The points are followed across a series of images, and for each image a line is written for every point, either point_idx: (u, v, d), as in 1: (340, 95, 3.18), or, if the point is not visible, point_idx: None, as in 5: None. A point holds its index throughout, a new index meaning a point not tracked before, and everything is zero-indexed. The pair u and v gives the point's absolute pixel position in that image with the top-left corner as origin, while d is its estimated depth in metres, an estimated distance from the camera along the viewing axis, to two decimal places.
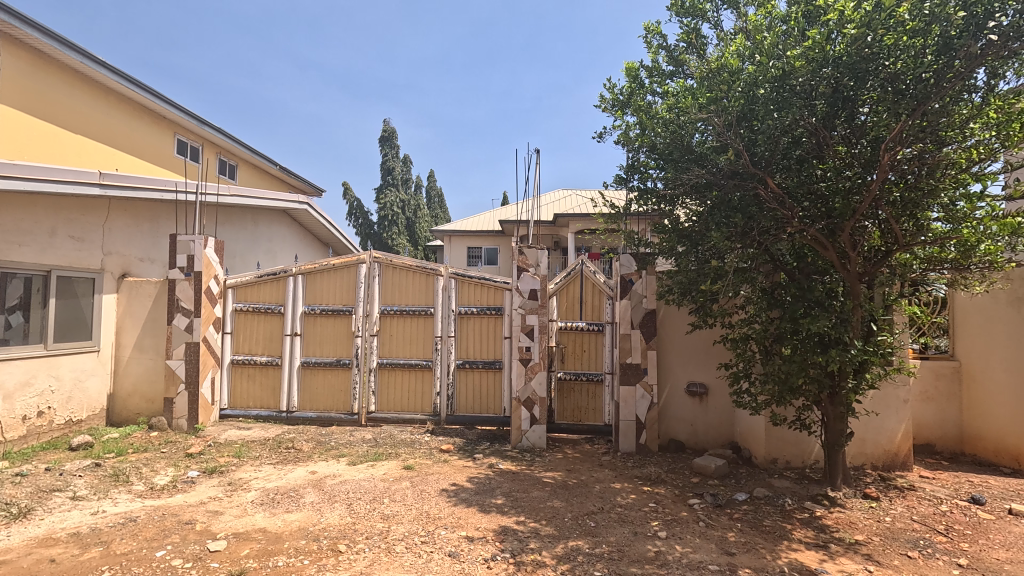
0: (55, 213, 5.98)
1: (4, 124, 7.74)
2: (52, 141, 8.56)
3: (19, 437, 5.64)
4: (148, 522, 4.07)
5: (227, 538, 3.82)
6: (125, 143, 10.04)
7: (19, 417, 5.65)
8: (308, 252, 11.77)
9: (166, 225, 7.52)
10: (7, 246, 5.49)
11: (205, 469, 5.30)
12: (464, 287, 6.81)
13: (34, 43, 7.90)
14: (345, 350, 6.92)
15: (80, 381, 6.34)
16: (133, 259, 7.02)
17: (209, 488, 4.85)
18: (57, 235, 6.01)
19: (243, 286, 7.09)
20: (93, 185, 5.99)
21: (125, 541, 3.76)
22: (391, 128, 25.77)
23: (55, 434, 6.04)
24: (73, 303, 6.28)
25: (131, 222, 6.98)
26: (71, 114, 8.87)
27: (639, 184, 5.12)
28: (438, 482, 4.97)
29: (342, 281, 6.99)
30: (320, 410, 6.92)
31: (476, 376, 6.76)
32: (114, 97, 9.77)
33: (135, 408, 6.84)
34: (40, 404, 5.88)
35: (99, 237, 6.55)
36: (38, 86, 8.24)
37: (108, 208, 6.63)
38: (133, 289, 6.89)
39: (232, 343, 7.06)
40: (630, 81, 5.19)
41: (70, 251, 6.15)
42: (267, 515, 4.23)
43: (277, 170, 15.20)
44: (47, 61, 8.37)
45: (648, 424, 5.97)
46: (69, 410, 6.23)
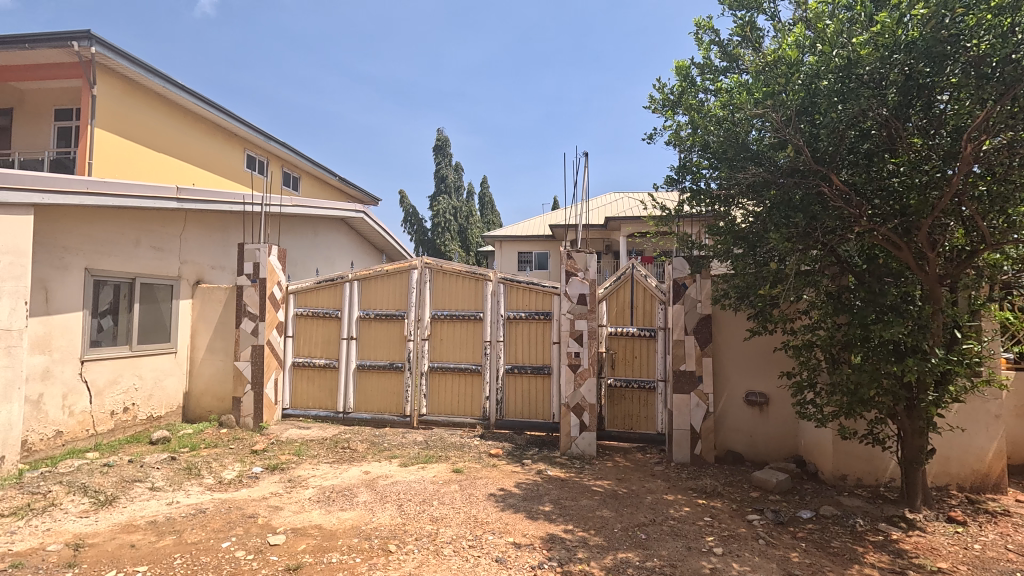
0: (139, 225, 6.51)
1: (102, 146, 8.66)
2: (140, 160, 9.42)
3: (108, 430, 6.18)
4: (216, 515, 4.33)
5: (286, 533, 4.00)
6: (202, 160, 10.87)
7: (108, 412, 6.18)
8: (364, 259, 12.24)
9: (234, 235, 8.03)
10: (98, 256, 6.01)
11: (268, 466, 5.58)
12: (512, 291, 6.83)
13: (125, 72, 8.78)
14: (397, 354, 7.11)
15: (159, 380, 6.87)
16: (206, 267, 7.55)
17: (271, 484, 5.10)
18: (141, 246, 6.55)
19: (303, 292, 7.45)
20: (172, 200, 6.49)
21: (195, 531, 4.02)
22: (445, 137, 26.34)
23: (138, 429, 6.57)
24: (155, 307, 6.82)
25: (204, 233, 7.51)
26: (157, 135, 9.73)
27: (692, 185, 4.93)
28: (486, 486, 4.98)
29: (394, 287, 7.20)
30: (374, 412, 7.13)
31: (525, 381, 6.75)
32: (192, 118, 10.59)
33: (206, 406, 7.32)
34: (126, 401, 6.41)
35: (177, 247, 7.08)
36: (127, 110, 9.07)
37: (185, 220, 7.15)
38: (206, 294, 7.38)
39: (294, 345, 7.42)
40: (680, 79, 5.04)
41: (151, 260, 6.68)
42: (323, 512, 4.39)
43: (337, 180, 15.95)
44: (136, 88, 9.25)
45: (703, 434, 5.73)
46: (151, 406, 6.76)
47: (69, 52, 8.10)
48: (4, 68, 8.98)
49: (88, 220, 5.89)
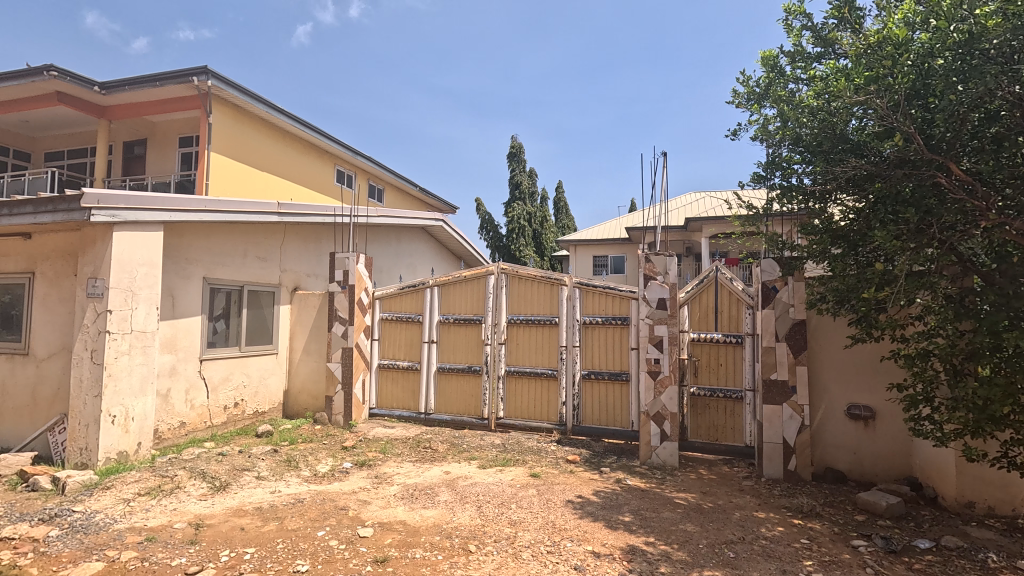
0: (247, 238, 7.20)
1: (217, 167, 9.71)
2: (248, 179, 10.44)
3: (222, 422, 6.87)
4: (312, 505, 4.66)
5: (374, 526, 4.22)
6: (299, 177, 11.85)
7: (222, 406, 6.87)
8: (443, 266, 12.68)
9: (326, 245, 8.65)
10: (214, 266, 6.72)
11: (357, 462, 5.93)
12: (588, 296, 6.75)
13: (235, 101, 9.81)
14: (475, 357, 7.28)
15: (264, 378, 7.54)
16: (302, 275, 8.19)
17: (360, 479, 5.42)
18: (249, 256, 7.24)
19: (388, 297, 7.85)
20: (273, 214, 7.12)
21: (295, 519, 4.35)
22: (519, 144, 26.66)
23: (246, 422, 7.24)
24: (259, 312, 7.50)
25: (301, 244, 8.16)
26: (261, 156, 10.75)
27: (782, 182, 4.62)
28: (563, 493, 4.94)
29: (472, 292, 7.39)
30: (454, 413, 7.35)
31: (603, 387, 6.64)
32: (291, 139, 11.58)
33: (303, 403, 7.92)
34: (236, 397, 7.09)
35: (278, 257, 7.74)
36: (237, 135, 10.12)
37: (285, 232, 7.81)
38: (302, 300, 8.00)
39: (379, 348, 7.84)
40: (767, 70, 4.77)
41: (257, 270, 7.36)
42: (407, 509, 4.59)
43: (417, 190, 16.70)
44: (244, 114, 10.30)
45: (798, 449, 5.31)
46: (257, 402, 7.43)
47: (190, 86, 9.23)
48: (140, 104, 10.40)
49: (207, 235, 6.61)
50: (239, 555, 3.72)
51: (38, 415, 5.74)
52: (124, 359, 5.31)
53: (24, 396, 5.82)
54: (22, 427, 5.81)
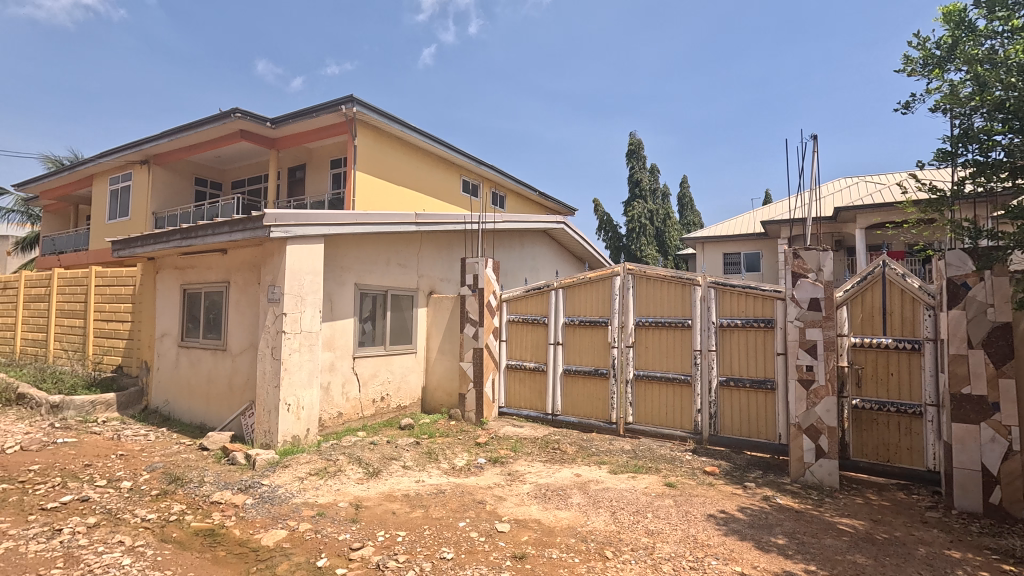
0: (390, 247, 7.88)
1: (362, 185, 10.82)
2: (388, 194, 11.47)
3: (371, 414, 7.60)
4: (453, 496, 4.95)
5: (511, 522, 4.35)
6: (431, 189, 12.73)
7: (371, 400, 7.60)
8: (566, 268, 12.74)
9: (456, 251, 9.17)
10: (363, 273, 7.45)
11: (491, 458, 6.17)
12: (725, 297, 6.29)
13: (376, 124, 10.88)
14: (602, 360, 7.17)
15: (405, 375, 8.20)
16: (437, 280, 8.77)
17: (494, 475, 5.62)
18: (391, 264, 7.92)
19: (515, 299, 8.07)
20: (411, 224, 7.71)
21: (438, 508, 4.65)
22: (639, 141, 25.83)
23: (391, 415, 7.93)
24: (401, 314, 8.15)
25: (435, 251, 8.74)
26: (398, 172, 11.75)
27: (977, 157, 3.90)
28: (704, 506, 4.64)
29: (598, 294, 7.30)
30: (581, 416, 7.31)
31: (743, 395, 6.12)
32: (423, 154, 12.50)
33: (439, 400, 8.46)
34: (383, 391, 7.80)
35: (416, 263, 8.37)
36: (378, 155, 11.19)
37: (421, 240, 8.43)
38: (437, 303, 8.56)
39: (507, 349, 8.08)
40: (950, 28, 4.03)
41: (398, 276, 8.02)
42: (541, 508, 4.65)
43: (538, 195, 17.00)
44: (384, 135, 11.37)
45: (1005, 480, 4.38)
46: (399, 397, 8.10)
47: (339, 114, 10.48)
48: (300, 134, 12.01)
49: (358, 245, 7.35)
50: (393, 537, 4.06)
51: (233, 401, 6.86)
52: (295, 355, 6.12)
53: (224, 385, 6.99)
54: (222, 411, 6.99)
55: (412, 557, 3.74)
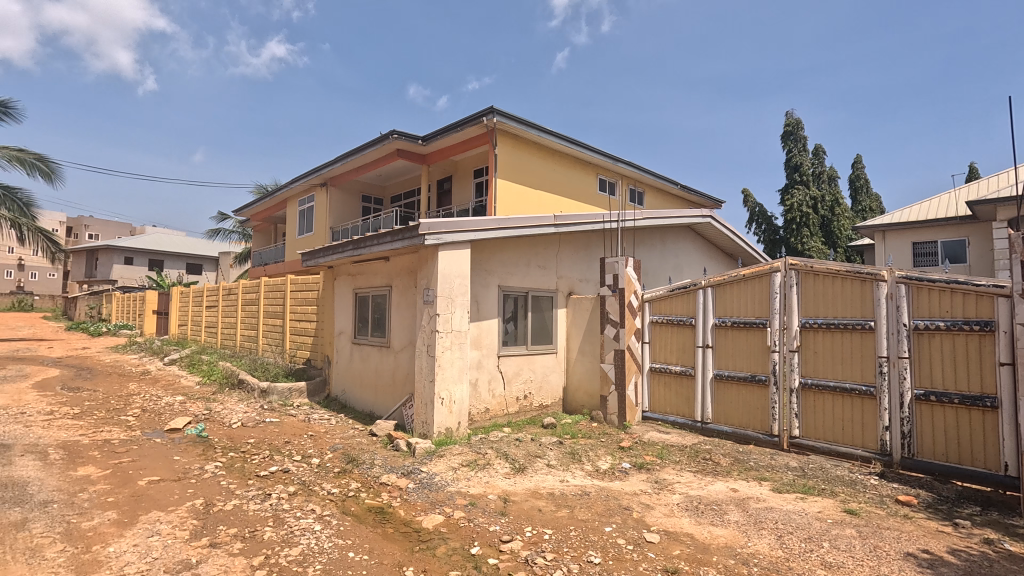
0: (530, 249, 8.06)
1: (503, 191, 11.27)
2: (526, 197, 11.77)
3: (515, 411, 7.86)
4: (597, 499, 4.88)
5: (660, 533, 4.15)
6: (567, 190, 12.78)
7: (515, 397, 7.86)
8: (713, 265, 11.85)
9: (595, 251, 9.07)
10: (506, 275, 7.73)
11: (636, 464, 5.96)
12: (921, 294, 5.27)
13: (515, 131, 11.26)
14: (760, 365, 6.49)
15: (546, 375, 8.32)
16: (576, 280, 8.77)
17: (640, 482, 5.42)
18: (531, 265, 8.10)
19: (657, 299, 7.72)
20: (551, 226, 7.81)
21: (583, 510, 4.62)
22: (797, 120, 22.97)
23: (534, 413, 8.12)
24: (541, 315, 8.29)
25: (574, 251, 8.74)
26: (536, 176, 12.00)
27: None
28: (898, 541, 3.92)
29: (754, 293, 6.63)
30: (736, 426, 6.71)
31: (950, 413, 5.05)
32: (560, 157, 12.62)
33: (580, 401, 8.44)
34: (526, 390, 8.01)
35: (555, 265, 8.45)
36: (516, 161, 11.56)
37: (559, 241, 8.50)
38: (577, 304, 8.55)
39: (650, 351, 7.77)
40: None
41: (538, 277, 8.18)
42: (694, 522, 4.36)
43: (679, 189, 16.11)
44: (522, 141, 11.71)
45: None
46: (541, 396, 8.25)
47: (480, 126, 11.08)
48: (446, 148, 12.96)
49: (500, 249, 7.65)
50: (540, 534, 4.13)
51: (396, 393, 7.63)
52: (447, 353, 6.59)
53: (388, 378, 7.82)
54: (387, 401, 7.81)
55: (559, 556, 3.77)
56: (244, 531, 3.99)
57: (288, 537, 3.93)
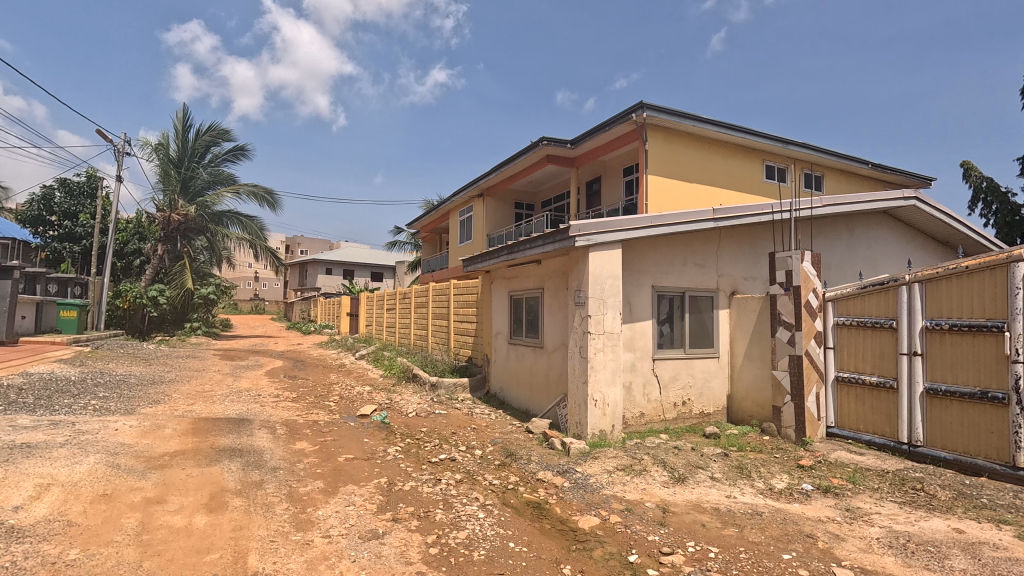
0: (686, 247, 7.58)
1: (654, 187, 10.82)
2: (680, 192, 11.12)
3: (673, 418, 7.45)
4: (772, 522, 4.38)
5: (854, 570, 3.56)
6: (728, 181, 11.76)
7: (672, 403, 7.45)
8: (920, 256, 9.85)
9: (763, 245, 8.19)
10: (659, 275, 7.38)
11: (820, 486, 5.21)
12: None
13: (666, 124, 10.73)
14: (995, 380, 5.19)
15: (707, 381, 7.74)
16: (740, 278, 8.01)
17: (826, 508, 4.72)
18: (688, 264, 7.61)
19: (844, 298, 6.69)
20: (710, 221, 7.26)
21: (755, 531, 4.19)
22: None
23: (694, 421, 7.61)
24: (700, 317, 7.73)
25: (737, 247, 8.00)
26: (691, 168, 11.28)
27: None
28: None
29: (983, 289, 5.32)
30: (958, 453, 5.47)
31: None
32: (718, 145, 11.68)
33: (748, 410, 7.67)
34: (684, 396, 7.55)
35: (715, 262, 7.83)
36: (669, 154, 11.00)
37: (720, 236, 7.85)
38: (742, 304, 7.80)
39: (836, 358, 6.75)
40: None
41: (696, 276, 7.65)
42: (901, 563, 3.65)
43: (869, 168, 13.74)
44: (674, 133, 11.12)
45: None
46: (702, 403, 7.70)
47: (630, 122, 10.80)
48: (595, 149, 12.90)
49: (653, 248, 7.34)
50: (705, 551, 3.85)
51: (550, 392, 7.81)
52: (600, 354, 6.53)
53: (542, 378, 8.04)
54: (541, 400, 8.04)
55: None
56: (420, 510, 4.44)
57: (456, 520, 4.28)
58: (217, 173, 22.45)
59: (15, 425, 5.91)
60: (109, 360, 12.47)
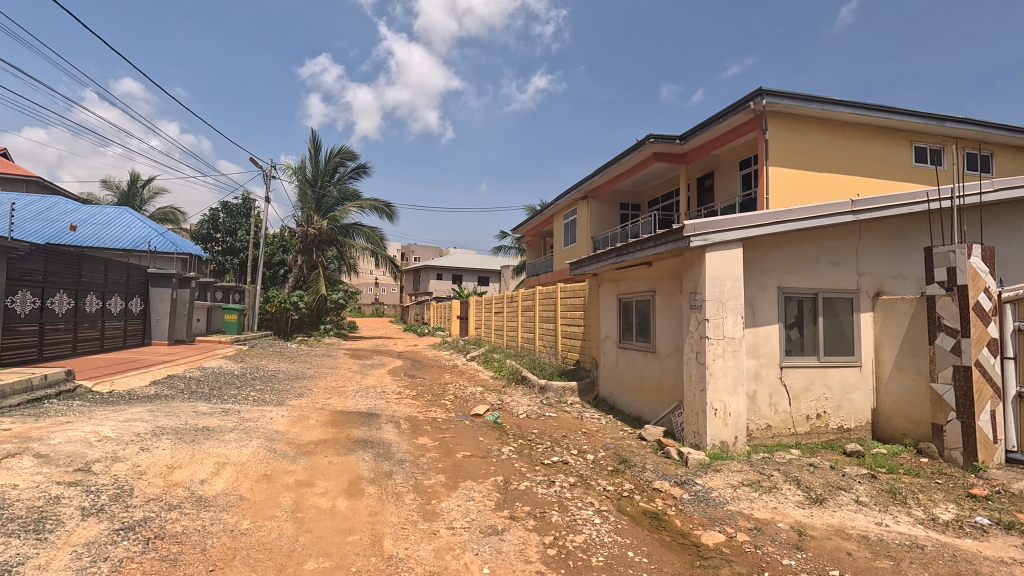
0: (818, 243, 6.87)
1: (776, 179, 9.97)
2: (808, 183, 10.12)
3: (805, 432, 6.78)
4: (937, 558, 3.80)
5: None
6: (866, 168, 10.46)
7: (804, 416, 6.78)
8: None
9: (914, 239, 7.17)
10: (786, 275, 6.77)
11: (1001, 521, 4.41)
12: None
13: (789, 110, 9.84)
14: None
15: (847, 393, 6.93)
16: (886, 277, 7.08)
17: (1011, 547, 3.99)
18: (821, 262, 6.88)
19: None
20: (847, 214, 6.52)
21: (916, 567, 3.67)
22: None
23: (831, 437, 6.86)
24: (836, 321, 6.95)
25: (882, 241, 7.09)
26: (821, 156, 10.21)
27: None
28: None
29: None
30: None
31: None
32: (853, 128, 10.45)
33: (899, 427, 6.74)
34: (819, 408, 6.83)
35: (854, 259, 7.00)
36: (793, 143, 10.08)
37: (860, 230, 7.01)
38: (889, 307, 6.88)
39: (1018, 370, 5.68)
40: None
41: (831, 275, 6.90)
42: None
43: None
44: (799, 119, 10.16)
45: None
46: (841, 417, 6.91)
47: (747, 112, 10.08)
48: (707, 143, 12.22)
49: (779, 246, 6.75)
50: None
51: (664, 399, 7.51)
52: (719, 361, 6.15)
53: (655, 384, 7.77)
54: (654, 407, 7.77)
55: None
56: (536, 511, 4.53)
57: (572, 523, 4.29)
58: (345, 190, 24.86)
59: (197, 411, 7.04)
60: (262, 357, 14.37)
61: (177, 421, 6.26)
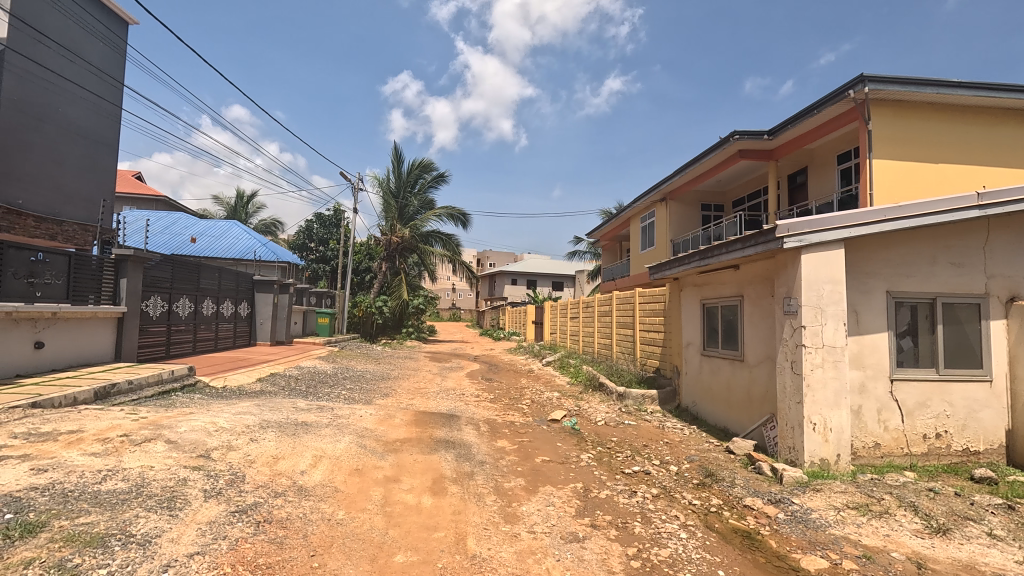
0: (936, 242, 6.17)
1: (882, 174, 9.08)
2: (920, 176, 9.12)
3: (923, 453, 6.09)
4: None
5: None
6: (994, 156, 9.24)
7: (920, 435, 6.09)
8: None
9: None
10: (897, 277, 6.13)
11: None
12: None
13: (897, 95, 8.95)
14: None
15: (973, 411, 6.13)
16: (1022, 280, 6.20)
17: None
18: (939, 262, 6.17)
19: None
20: (972, 208, 5.80)
21: None
22: None
23: (954, 460, 6.11)
24: (958, 329, 6.19)
25: (1016, 239, 6.23)
26: (936, 146, 9.17)
27: None
28: None
29: None
30: None
31: None
32: (976, 113, 9.28)
33: None
34: (938, 427, 6.11)
35: (981, 260, 6.20)
36: (902, 132, 9.14)
37: (988, 227, 6.20)
38: None
39: None
40: None
41: (952, 278, 6.16)
42: None
43: None
44: (909, 106, 9.21)
45: None
46: (966, 439, 6.13)
47: (846, 100, 9.29)
48: (799, 137, 11.41)
49: (888, 245, 6.14)
50: None
51: (754, 410, 7.07)
52: (819, 371, 5.68)
53: (743, 394, 7.34)
54: (743, 419, 7.34)
55: None
56: (618, 520, 4.43)
57: (657, 536, 4.14)
58: (424, 201, 25.90)
59: (296, 407, 7.63)
60: (351, 359, 15.29)
61: (280, 416, 6.81)
